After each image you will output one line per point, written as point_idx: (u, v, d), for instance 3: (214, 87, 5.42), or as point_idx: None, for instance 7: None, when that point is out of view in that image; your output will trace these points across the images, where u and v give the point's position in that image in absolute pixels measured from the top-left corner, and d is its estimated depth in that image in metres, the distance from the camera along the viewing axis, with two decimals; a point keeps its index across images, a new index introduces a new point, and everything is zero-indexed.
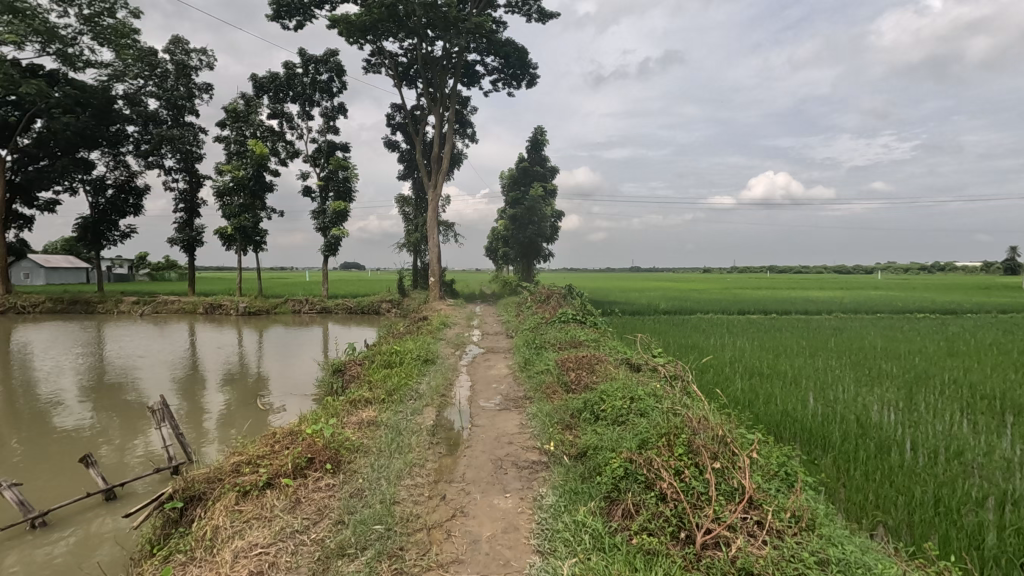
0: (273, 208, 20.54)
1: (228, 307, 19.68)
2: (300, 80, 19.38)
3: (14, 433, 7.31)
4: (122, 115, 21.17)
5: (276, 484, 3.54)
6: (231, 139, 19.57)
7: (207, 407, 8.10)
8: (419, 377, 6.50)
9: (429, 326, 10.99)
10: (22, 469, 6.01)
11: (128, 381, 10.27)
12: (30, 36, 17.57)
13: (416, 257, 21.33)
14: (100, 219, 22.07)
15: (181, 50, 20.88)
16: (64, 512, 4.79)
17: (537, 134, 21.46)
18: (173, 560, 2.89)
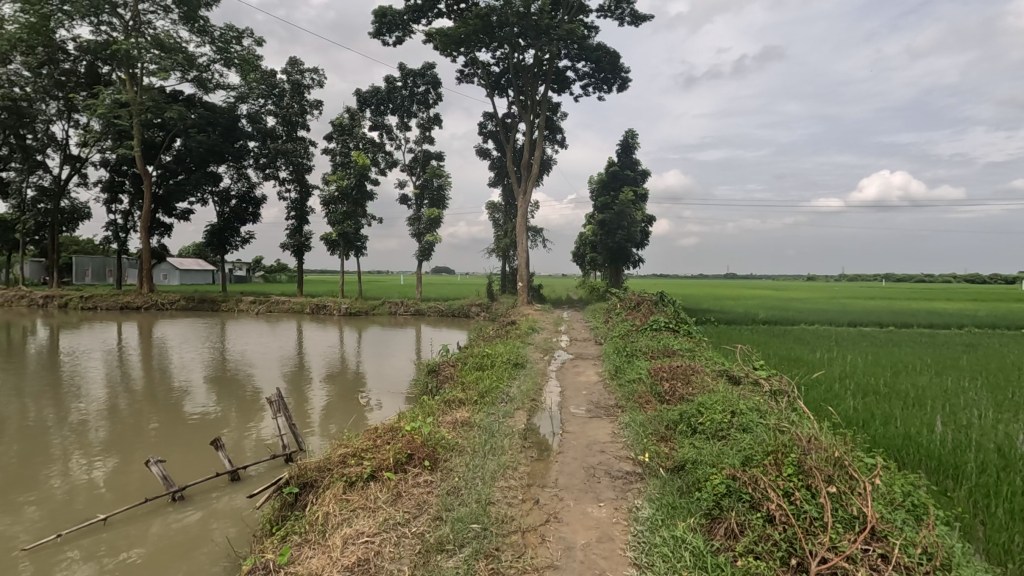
0: (372, 215, 21.78)
1: (332, 308, 21.13)
2: (399, 94, 20.44)
3: (156, 415, 8.29)
4: (245, 132, 23.46)
5: (378, 476, 3.74)
6: (337, 151, 21.04)
7: (314, 401, 8.75)
8: (510, 381, 6.59)
9: (518, 330, 11.15)
10: (162, 447, 6.82)
11: (246, 374, 11.34)
12: (174, 66, 20.00)
13: (504, 262, 21.69)
14: (225, 226, 24.57)
15: (296, 71, 22.81)
16: (198, 489, 5.35)
17: (628, 138, 21.10)
18: (290, 541, 3.14)
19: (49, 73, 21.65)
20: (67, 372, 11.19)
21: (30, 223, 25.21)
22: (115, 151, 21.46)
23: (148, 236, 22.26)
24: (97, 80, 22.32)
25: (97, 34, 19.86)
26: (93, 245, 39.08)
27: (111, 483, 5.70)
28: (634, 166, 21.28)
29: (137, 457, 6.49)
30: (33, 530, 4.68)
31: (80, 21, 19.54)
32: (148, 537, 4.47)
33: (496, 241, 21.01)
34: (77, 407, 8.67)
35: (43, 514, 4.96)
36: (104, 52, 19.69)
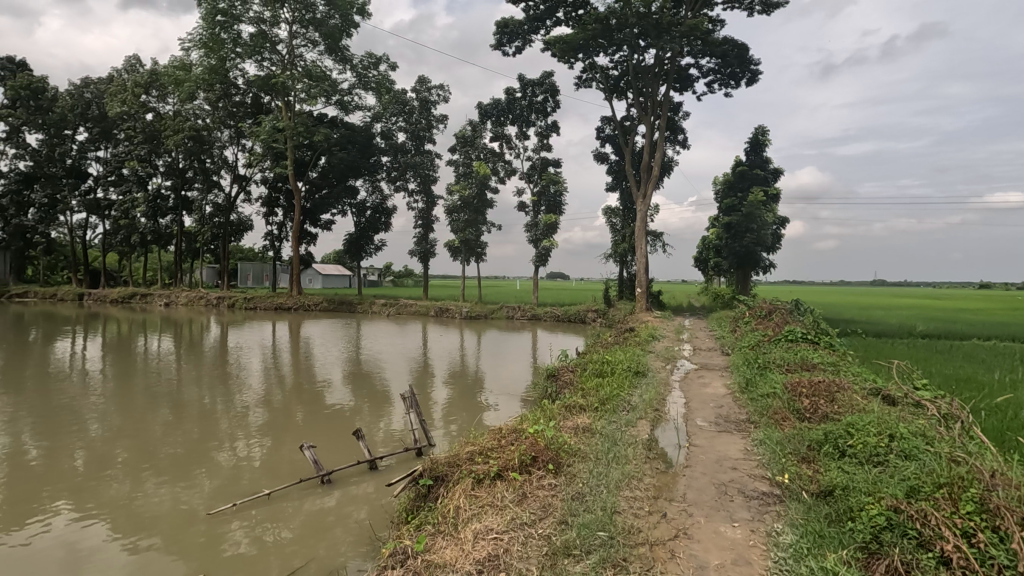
0: (492, 223, 22.49)
1: (454, 311, 22.19)
2: (519, 104, 20.98)
3: (304, 405, 9.28)
4: (380, 148, 25.48)
5: (504, 476, 3.85)
6: (460, 162, 22.07)
7: (439, 399, 9.24)
8: (631, 389, 6.42)
9: (638, 338, 10.88)
10: (311, 434, 7.61)
11: (378, 372, 12.28)
12: (320, 93, 22.30)
13: (622, 268, 21.25)
14: (361, 235, 26.85)
15: (425, 89, 24.39)
16: (342, 474, 5.89)
17: (758, 134, 19.72)
18: (425, 530, 3.35)
19: (224, 106, 25.21)
20: (234, 364, 12.91)
21: (207, 234, 29.52)
22: (273, 170, 24.42)
23: (298, 245, 24.99)
24: (259, 109, 25.53)
25: (260, 69, 22.75)
26: (254, 252, 44.80)
27: (272, 463, 6.48)
28: (764, 164, 19.84)
29: (291, 441, 7.33)
30: (214, 498, 5.47)
31: (247, 59, 22.50)
32: (299, 515, 4.99)
33: (614, 246, 20.67)
34: (242, 395, 9.95)
35: (215, 487, 5.73)
36: (265, 84, 22.51)
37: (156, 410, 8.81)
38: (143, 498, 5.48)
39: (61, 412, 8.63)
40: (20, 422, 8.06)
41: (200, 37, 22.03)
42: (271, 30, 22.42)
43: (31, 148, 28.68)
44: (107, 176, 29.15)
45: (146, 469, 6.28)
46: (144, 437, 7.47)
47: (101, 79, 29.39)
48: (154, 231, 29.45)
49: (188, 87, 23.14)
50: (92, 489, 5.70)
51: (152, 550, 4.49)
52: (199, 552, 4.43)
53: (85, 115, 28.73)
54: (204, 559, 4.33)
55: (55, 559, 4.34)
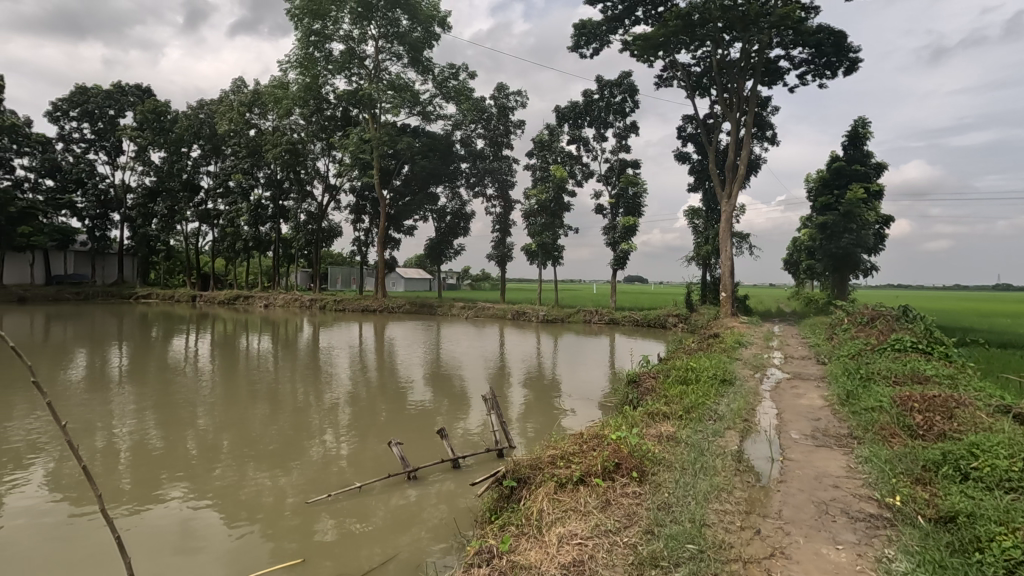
0: (569, 226, 22.41)
1: (531, 315, 22.31)
2: (597, 106, 20.80)
3: (390, 404, 9.70)
4: (459, 155, 26.15)
5: (587, 481, 3.82)
6: (537, 166, 22.19)
7: (517, 402, 9.33)
8: (718, 398, 6.16)
9: (723, 344, 10.41)
10: (397, 431, 7.95)
11: (458, 373, 12.60)
12: (404, 103, 23.25)
13: (705, 271, 20.44)
14: (441, 240, 27.69)
15: (503, 95, 24.80)
16: (427, 471, 6.09)
17: (858, 127, 18.29)
18: (509, 530, 3.39)
19: (317, 120, 26.94)
20: (326, 363, 13.73)
21: (301, 240, 31.61)
22: (360, 179, 25.76)
23: (383, 250, 26.16)
24: (348, 122, 27.01)
25: (349, 84, 24.10)
26: (342, 257, 47.44)
27: (362, 457, 6.82)
28: (865, 159, 18.36)
29: (378, 437, 7.68)
30: (311, 487, 5.85)
31: (338, 75, 23.91)
32: (385, 510, 5.19)
33: (696, 249, 19.93)
34: (333, 392, 10.54)
35: (308, 479, 6.10)
36: (354, 98, 23.81)
37: (257, 404, 9.54)
38: (246, 486, 5.92)
39: (179, 403, 9.56)
40: (145, 411, 9.01)
41: (297, 57, 23.70)
42: (359, 46, 23.70)
43: (155, 165, 32.10)
44: (216, 189, 31.99)
45: (252, 458, 6.82)
46: (246, 429, 8.10)
47: (213, 100, 32.37)
48: (255, 238, 31.94)
49: (286, 103, 24.96)
50: (203, 475, 6.25)
51: (253, 534, 4.83)
52: (294, 539, 4.71)
53: (198, 134, 31.72)
54: (299, 546, 4.60)
55: (172, 537, 4.78)
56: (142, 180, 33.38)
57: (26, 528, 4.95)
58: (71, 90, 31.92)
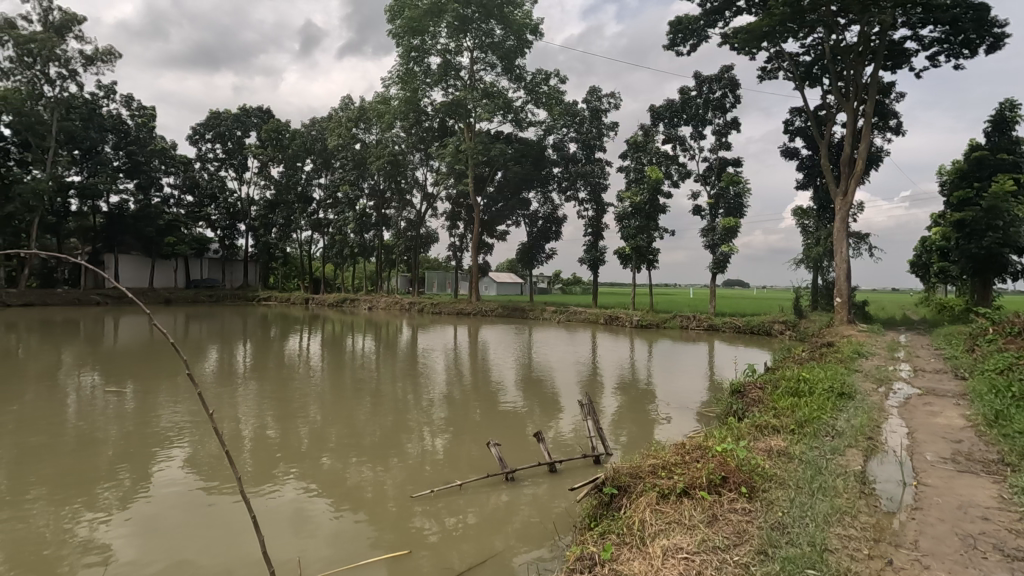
0: (665, 228, 21.72)
1: (624, 319, 21.87)
2: (694, 103, 20.03)
3: (486, 405, 9.92)
4: (552, 160, 26.26)
5: (692, 494, 3.67)
6: (632, 168, 21.74)
7: (613, 408, 9.18)
8: (835, 412, 5.67)
9: (839, 354, 9.58)
10: (492, 432, 8.12)
11: (551, 376, 12.65)
12: (497, 110, 23.78)
13: (816, 275, 18.93)
14: (533, 244, 27.95)
15: (595, 98, 24.64)
16: (525, 473, 6.16)
17: (1004, 110, 16.12)
18: (610, 539, 3.34)
19: (416, 131, 28.30)
20: (424, 363, 14.37)
21: (401, 247, 33.29)
22: (456, 187, 26.70)
23: (477, 255, 26.87)
24: (444, 132, 28.07)
25: (446, 95, 25.08)
26: (438, 262, 49.41)
27: (461, 455, 7.05)
28: (1013, 146, 16.12)
29: (475, 437, 7.89)
30: (413, 481, 6.14)
31: (435, 88, 24.96)
32: (480, 509, 5.32)
33: (806, 250, 18.52)
34: (432, 392, 10.98)
35: (406, 473, 6.39)
36: (450, 109, 24.72)
37: (362, 401, 10.14)
38: (352, 477, 6.32)
39: (295, 397, 10.42)
40: (266, 403, 9.91)
41: (398, 73, 25.05)
42: (456, 58, 24.59)
43: (275, 180, 35.34)
44: (326, 200, 34.59)
45: (360, 450, 7.29)
46: (351, 423, 8.66)
47: (324, 118, 35.10)
48: (360, 244, 34.10)
49: (388, 117, 26.44)
50: (313, 464, 6.75)
51: (356, 523, 5.13)
52: (394, 531, 4.95)
53: (311, 149, 34.53)
54: (398, 538, 4.82)
55: (285, 520, 5.20)
56: (264, 193, 36.88)
57: (170, 503, 5.63)
58: (207, 115, 36.03)
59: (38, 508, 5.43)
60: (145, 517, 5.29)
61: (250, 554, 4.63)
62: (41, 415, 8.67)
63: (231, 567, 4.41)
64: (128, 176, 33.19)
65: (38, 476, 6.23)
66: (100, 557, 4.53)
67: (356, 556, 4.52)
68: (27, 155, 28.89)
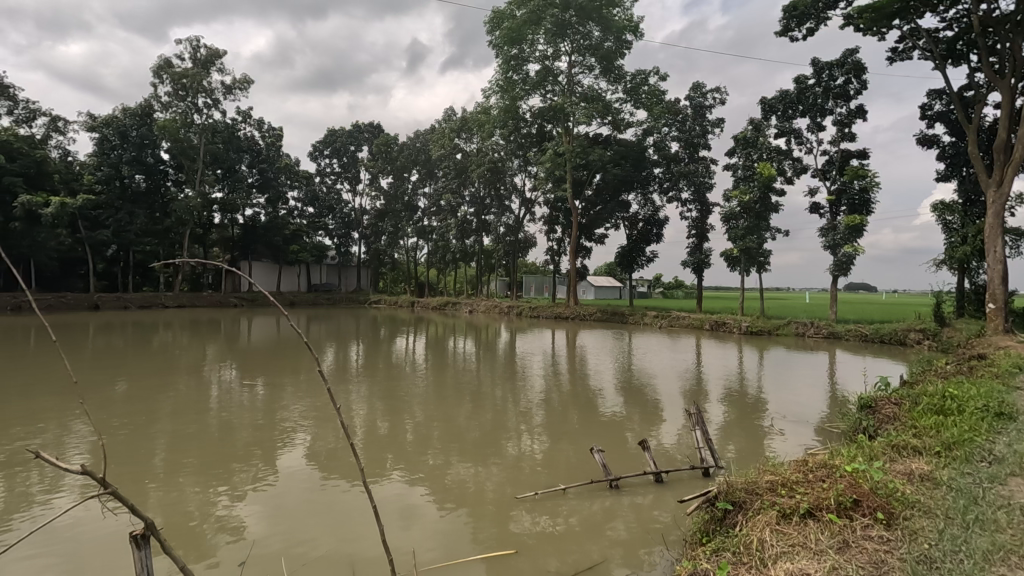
0: (777, 228, 20.32)
1: (732, 325, 20.66)
2: (812, 92, 18.53)
3: (586, 410, 9.85)
4: (652, 160, 25.54)
5: (818, 516, 3.39)
6: (740, 165, 20.56)
7: (722, 418, 8.75)
8: (992, 434, 4.96)
9: (994, 368, 8.38)
10: (594, 438, 8.04)
11: (652, 383, 12.29)
12: (595, 113, 23.56)
13: (962, 277, 16.73)
14: (633, 247, 27.34)
15: (700, 94, 23.69)
16: (630, 482, 6.03)
17: None
18: (724, 557, 3.18)
19: (515, 138, 28.83)
20: (522, 367, 14.56)
21: (500, 251, 34.00)
22: (555, 191, 26.83)
23: (575, 258, 26.81)
24: (543, 138, 28.30)
25: (544, 101, 25.32)
26: (535, 266, 50.45)
27: (563, 459, 7.05)
28: None
29: (577, 442, 7.86)
30: (516, 482, 6.23)
31: (534, 94, 25.29)
32: (580, 516, 5.27)
33: (948, 250, 16.42)
34: (532, 395, 11.09)
35: (505, 475, 6.49)
36: (549, 114, 24.91)
37: (464, 402, 10.48)
38: (456, 474, 6.55)
39: (404, 395, 11.01)
40: (378, 400, 10.56)
41: (498, 82, 25.69)
42: (554, 64, 24.76)
43: (384, 190, 37.70)
44: (430, 208, 36.24)
45: (463, 449, 7.54)
46: (455, 422, 8.98)
47: (428, 130, 36.90)
48: (462, 249, 35.36)
49: (488, 127, 27.15)
50: (417, 460, 7.07)
51: (457, 519, 5.28)
52: (493, 531, 5.03)
53: (417, 160, 36.43)
54: (498, 538, 4.88)
55: (396, 511, 5.49)
56: (374, 203, 39.44)
57: (296, 487, 6.19)
58: (326, 133, 39.24)
59: (186, 486, 6.17)
60: (270, 500, 5.81)
61: (361, 540, 4.92)
62: (191, 404, 9.89)
63: (343, 550, 4.72)
64: (260, 192, 37.01)
65: (187, 458, 7.08)
66: (233, 533, 5.04)
67: (458, 553, 4.64)
68: (181, 176, 33.19)
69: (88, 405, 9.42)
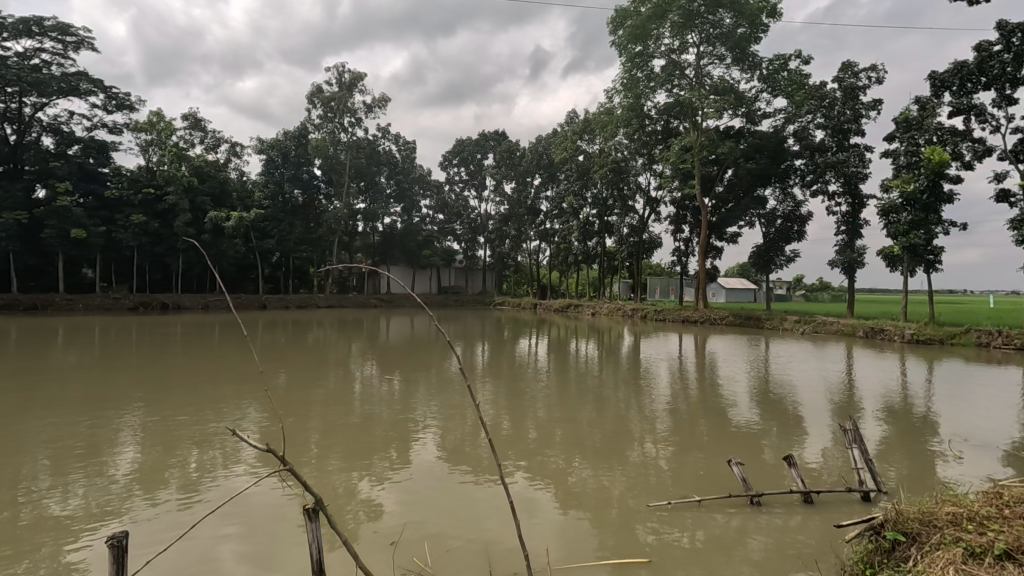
0: (951, 221, 17.63)
1: (892, 333, 18.26)
2: (997, 60, 15.81)
3: (716, 420, 9.33)
4: (793, 151, 23.47)
5: (1020, 559, 2.88)
6: (902, 151, 18.18)
7: (881, 437, 7.79)
8: None
9: None
10: (728, 450, 7.58)
11: (794, 395, 11.30)
12: (727, 105, 22.18)
13: None
14: (771, 246, 25.33)
15: (851, 74, 21.42)
16: (773, 499, 5.60)
17: None
18: None
19: (639, 137, 28.14)
20: (647, 372, 14.17)
21: (624, 253, 33.34)
22: (682, 189, 25.73)
23: (704, 259, 25.48)
24: (669, 134, 27.28)
25: (670, 96, 24.42)
26: (661, 268, 49.60)
27: (694, 470, 6.74)
28: None
29: (711, 453, 7.45)
30: (645, 490, 6.08)
31: (660, 90, 24.46)
32: (709, 530, 5.01)
33: None
34: (657, 402, 10.73)
35: (627, 481, 6.36)
36: (675, 109, 23.96)
37: (587, 405, 10.42)
38: (578, 476, 6.54)
39: (528, 395, 11.25)
40: (504, 399, 10.89)
41: (622, 81, 25.24)
42: (681, 57, 23.78)
43: (508, 196, 38.83)
44: (553, 211, 36.63)
45: (587, 451, 7.52)
46: (578, 424, 9.00)
47: (550, 134, 37.37)
48: (584, 252, 35.26)
49: (611, 127, 26.74)
50: (539, 459, 7.17)
51: (582, 523, 5.26)
52: (614, 537, 4.96)
53: (539, 164, 37.10)
54: (621, 545, 4.79)
55: (522, 508, 5.63)
56: (499, 208, 40.81)
57: (429, 477, 6.61)
58: (454, 144, 41.37)
59: (334, 469, 6.84)
60: (406, 487, 6.25)
61: (486, 531, 5.11)
62: (340, 395, 10.99)
63: (468, 541, 4.94)
64: (397, 201, 40.06)
65: (336, 443, 7.88)
66: (373, 514, 5.50)
67: (582, 555, 4.64)
68: (331, 190, 37.03)
69: (259, 392, 10.84)
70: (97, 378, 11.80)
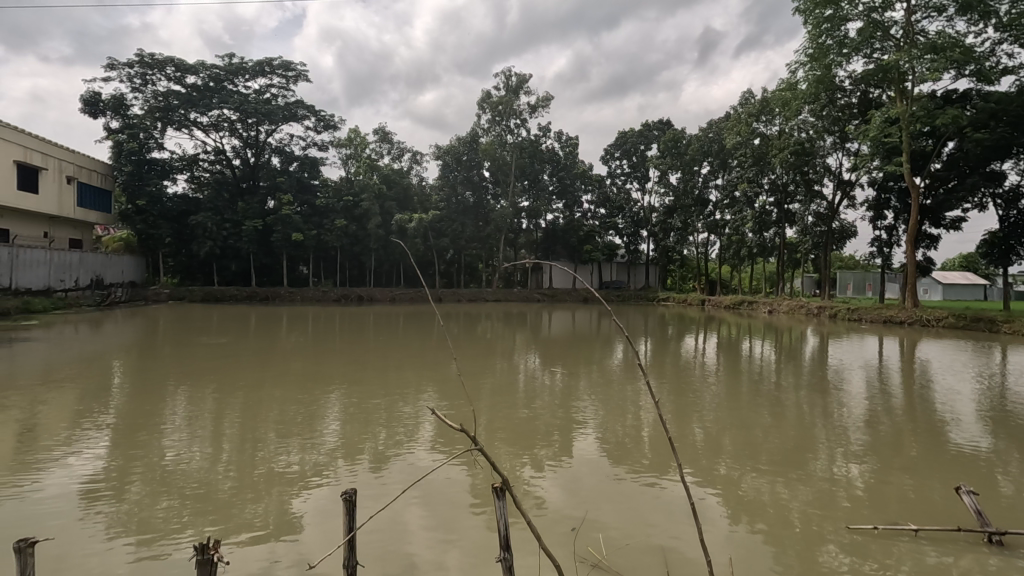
0: None
1: None
2: None
3: (928, 437, 8.01)
4: None
5: None
6: None
7: None
8: None
9: None
10: (949, 474, 6.45)
11: None
12: (949, 66, 18.57)
13: None
14: (1010, 232, 20.74)
15: None
16: (1020, 541, 4.63)
17: None
18: None
19: (828, 112, 24.97)
20: (836, 377, 12.67)
21: (808, 244, 29.91)
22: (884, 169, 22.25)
23: (914, 249, 21.75)
24: (867, 107, 23.80)
25: (870, 63, 21.23)
26: (854, 261, 43.70)
27: (905, 494, 5.84)
28: None
29: (925, 475, 6.42)
30: (839, 510, 5.43)
31: (855, 57, 21.42)
32: (923, 567, 4.31)
33: None
34: (850, 412, 9.52)
35: (814, 498, 5.74)
36: (877, 77, 20.73)
37: (762, 411, 9.63)
38: (750, 485, 6.12)
39: (694, 396, 10.76)
40: (668, 398, 10.54)
41: (807, 51, 22.56)
42: (884, 15, 20.51)
43: (674, 186, 37.24)
44: (723, 201, 34.32)
45: (762, 460, 7.00)
46: (751, 431, 8.38)
47: (721, 119, 35.05)
48: (760, 244, 32.38)
49: (793, 105, 24.09)
50: (708, 465, 6.80)
51: (758, 535, 4.91)
52: (800, 557, 4.53)
53: (708, 152, 35.06)
54: (811, 568, 4.35)
55: (689, 514, 5.42)
56: (664, 200, 39.39)
57: (591, 470, 6.70)
58: (617, 137, 40.79)
59: (503, 453, 7.28)
60: (569, 477, 6.42)
61: (655, 532, 5.02)
62: (506, 384, 11.61)
63: (636, 539, 4.90)
64: (559, 198, 40.94)
65: (503, 430, 8.38)
66: (540, 500, 5.75)
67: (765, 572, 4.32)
68: (498, 190, 39.13)
69: (436, 379, 11.92)
70: (311, 361, 13.95)
